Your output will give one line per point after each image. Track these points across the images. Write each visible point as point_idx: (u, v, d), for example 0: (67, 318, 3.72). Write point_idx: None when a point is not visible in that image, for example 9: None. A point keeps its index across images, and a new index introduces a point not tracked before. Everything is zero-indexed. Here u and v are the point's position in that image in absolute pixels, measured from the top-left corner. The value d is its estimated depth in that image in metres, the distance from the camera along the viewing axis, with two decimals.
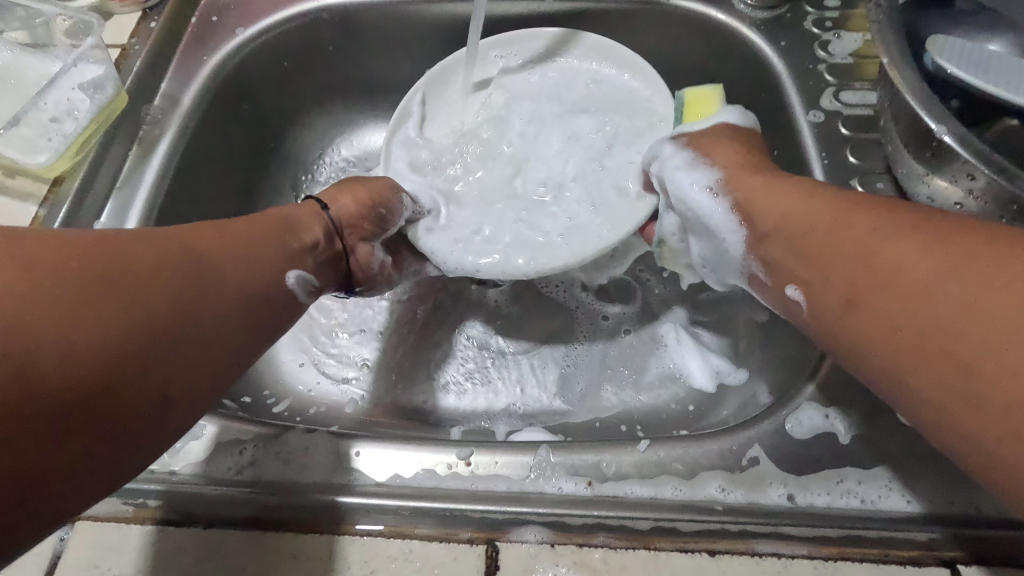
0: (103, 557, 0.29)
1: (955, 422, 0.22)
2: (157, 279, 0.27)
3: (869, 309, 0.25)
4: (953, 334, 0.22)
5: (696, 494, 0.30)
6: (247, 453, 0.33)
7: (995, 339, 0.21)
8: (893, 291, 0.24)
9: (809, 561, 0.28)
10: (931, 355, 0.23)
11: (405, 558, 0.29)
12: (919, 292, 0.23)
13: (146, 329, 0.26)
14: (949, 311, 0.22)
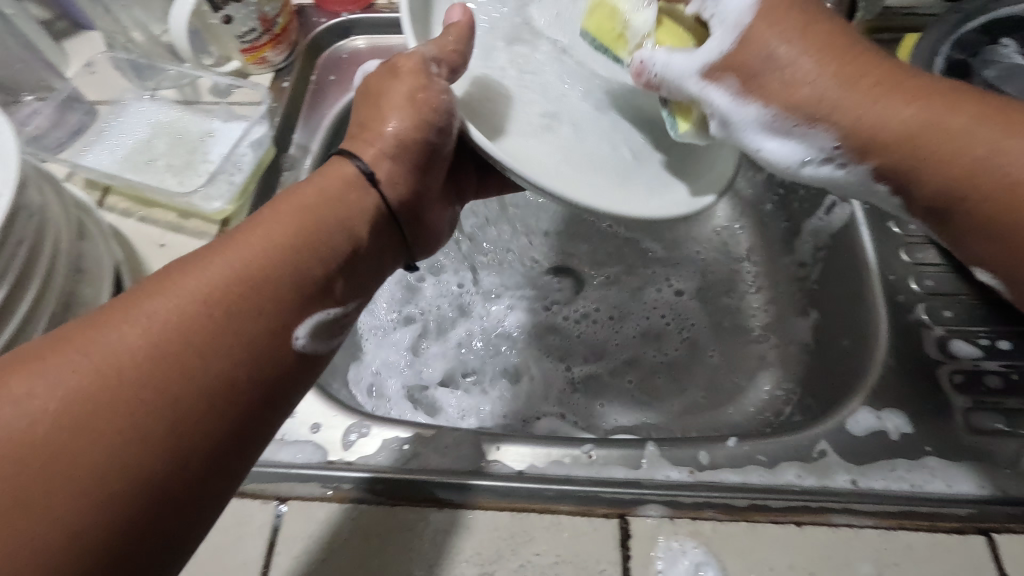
0: (312, 529, 0.36)
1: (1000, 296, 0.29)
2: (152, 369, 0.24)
3: (923, 139, 0.28)
4: (967, 174, 0.28)
5: (778, 478, 0.38)
6: (410, 448, 0.40)
7: (984, 184, 0.28)
8: (997, 200, 0.28)
9: (875, 529, 0.35)
10: (915, 155, 0.28)
11: (556, 528, 0.36)
12: (908, 126, 0.28)
13: (188, 375, 0.25)
14: (997, 175, 0.27)
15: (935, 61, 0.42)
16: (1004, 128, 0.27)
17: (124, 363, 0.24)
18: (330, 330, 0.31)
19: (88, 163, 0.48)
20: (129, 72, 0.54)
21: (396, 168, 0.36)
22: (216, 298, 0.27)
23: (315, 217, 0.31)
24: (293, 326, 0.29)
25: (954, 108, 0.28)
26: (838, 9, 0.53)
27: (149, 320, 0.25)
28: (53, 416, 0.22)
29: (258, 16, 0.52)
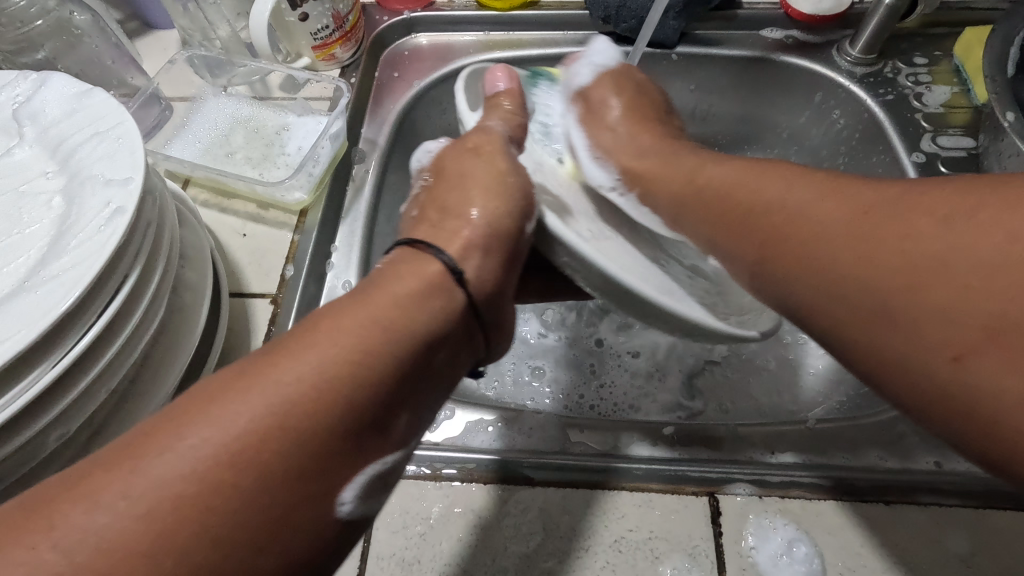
0: (408, 505, 0.37)
1: (875, 353, 0.26)
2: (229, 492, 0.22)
3: (882, 272, 0.25)
4: (923, 271, 0.24)
5: (860, 460, 0.39)
6: (495, 429, 0.42)
7: (933, 244, 0.24)
8: (894, 266, 0.25)
9: (964, 508, 0.36)
10: (881, 234, 0.26)
11: (648, 505, 0.37)
12: (847, 265, 0.27)
13: (285, 483, 0.23)
14: (951, 274, 0.24)
15: (1009, 53, 0.43)
16: (932, 219, 0.25)
17: (221, 453, 0.22)
18: (380, 482, 0.27)
19: (172, 154, 0.50)
20: (204, 70, 0.56)
21: (481, 261, 0.33)
22: (354, 390, 0.25)
23: (393, 337, 0.27)
24: (341, 487, 0.25)
25: (789, 187, 0.31)
26: (898, 3, 0.53)
27: (276, 406, 0.23)
28: (184, 475, 0.22)
29: (331, 13, 0.53)
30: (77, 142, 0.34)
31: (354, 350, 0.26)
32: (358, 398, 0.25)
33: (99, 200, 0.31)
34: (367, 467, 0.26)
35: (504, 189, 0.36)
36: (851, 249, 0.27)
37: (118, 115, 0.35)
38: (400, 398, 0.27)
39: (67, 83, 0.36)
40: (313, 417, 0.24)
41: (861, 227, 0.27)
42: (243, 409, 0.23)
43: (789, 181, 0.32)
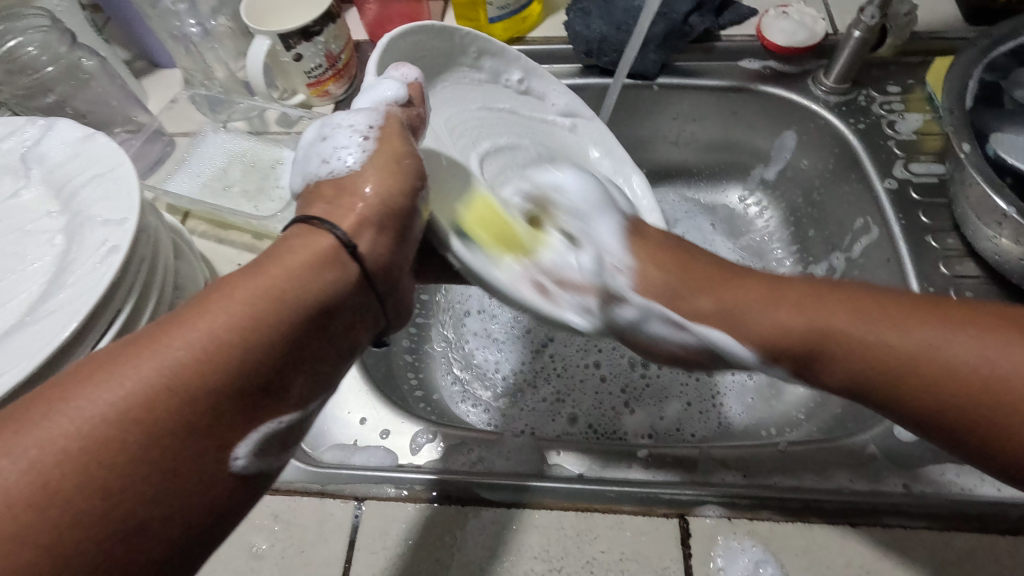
0: (387, 527, 0.39)
1: (841, 382, 0.33)
2: (147, 427, 0.24)
3: (891, 369, 0.31)
4: (940, 366, 0.29)
5: (829, 482, 0.39)
6: (475, 452, 0.43)
7: (911, 394, 0.30)
8: (863, 363, 0.32)
9: (929, 530, 0.37)
10: (882, 382, 0.31)
11: (619, 527, 0.38)
12: (909, 351, 0.30)
13: (173, 432, 0.24)
14: (972, 371, 0.28)
15: (967, 86, 0.44)
16: (885, 313, 0.32)
17: (114, 418, 0.23)
18: (279, 443, 0.29)
19: (171, 189, 0.53)
20: (205, 107, 0.58)
21: (375, 235, 0.34)
22: (231, 354, 0.26)
23: (297, 300, 0.29)
24: (236, 442, 0.26)
25: (868, 320, 0.32)
26: (868, 36, 0.55)
27: (136, 395, 0.24)
28: (74, 448, 0.22)
29: (324, 53, 0.56)
30: (78, 184, 0.36)
31: (246, 318, 0.27)
32: (244, 362, 0.26)
33: (96, 240, 0.33)
34: (263, 425, 0.27)
35: (400, 170, 0.35)
36: (865, 363, 0.32)
37: (116, 159, 0.37)
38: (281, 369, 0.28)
39: (71, 129, 0.39)
40: (225, 360, 0.26)
41: (916, 375, 0.30)
42: (101, 394, 0.24)
43: (858, 312, 0.32)
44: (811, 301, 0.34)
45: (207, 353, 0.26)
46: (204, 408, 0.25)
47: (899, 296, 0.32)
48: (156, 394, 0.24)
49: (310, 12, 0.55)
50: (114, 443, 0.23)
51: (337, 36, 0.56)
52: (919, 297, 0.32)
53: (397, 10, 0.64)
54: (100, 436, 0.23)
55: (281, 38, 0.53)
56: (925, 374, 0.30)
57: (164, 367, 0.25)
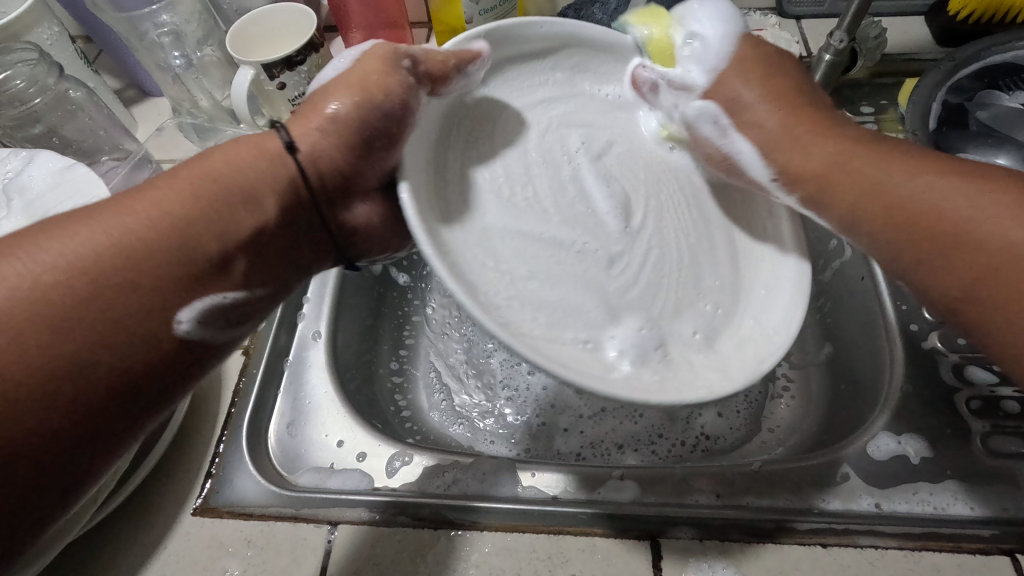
0: (360, 551, 0.39)
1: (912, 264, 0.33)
2: (127, 274, 0.28)
3: (943, 234, 0.31)
4: (936, 236, 0.31)
5: (801, 502, 0.40)
6: (450, 474, 0.43)
7: (968, 257, 0.30)
8: (914, 236, 0.32)
9: (899, 551, 0.37)
10: (930, 245, 0.32)
11: (590, 549, 0.38)
12: (962, 224, 0.31)
13: (146, 263, 0.28)
14: (1008, 254, 0.29)
15: (931, 108, 0.45)
16: (959, 186, 0.31)
17: (92, 258, 0.27)
18: (223, 315, 0.31)
19: None
20: (192, 134, 0.59)
21: (321, 137, 0.35)
22: (178, 211, 0.29)
23: (246, 173, 0.32)
24: (179, 306, 0.29)
25: (943, 177, 0.32)
26: (838, 59, 0.56)
27: (74, 260, 0.27)
28: (66, 267, 0.27)
29: (307, 81, 0.57)
30: (58, 213, 0.37)
31: (181, 203, 0.30)
32: (213, 239, 0.30)
33: None
34: (207, 296, 0.30)
35: (366, 84, 0.35)
36: (899, 228, 0.33)
37: (95, 187, 0.38)
38: (240, 242, 0.31)
39: (53, 159, 0.40)
40: (195, 227, 0.30)
41: (914, 230, 0.32)
42: (79, 240, 0.27)
43: (942, 172, 0.32)
44: (791, 110, 0.38)
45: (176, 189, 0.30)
46: (206, 246, 0.30)
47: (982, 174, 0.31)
48: (153, 242, 0.28)
49: (295, 43, 0.56)
50: (87, 270, 0.27)
51: (320, 64, 0.57)
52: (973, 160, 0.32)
53: (381, 38, 0.67)
54: (101, 267, 0.27)
55: (264, 67, 0.54)
56: (975, 276, 0.30)
57: (156, 210, 0.29)
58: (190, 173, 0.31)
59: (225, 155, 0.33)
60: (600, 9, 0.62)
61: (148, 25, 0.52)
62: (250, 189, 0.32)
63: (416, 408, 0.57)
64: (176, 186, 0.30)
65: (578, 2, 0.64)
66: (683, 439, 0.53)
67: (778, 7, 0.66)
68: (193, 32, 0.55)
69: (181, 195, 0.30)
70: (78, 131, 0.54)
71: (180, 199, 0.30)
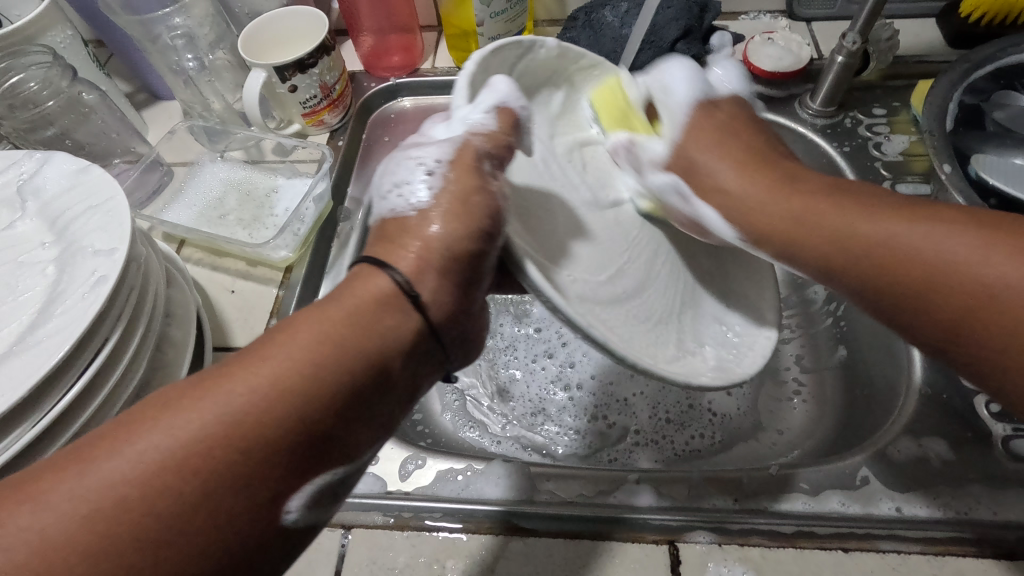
0: (374, 555, 0.38)
1: (916, 313, 0.29)
2: (187, 480, 0.22)
3: (937, 275, 0.28)
4: (936, 283, 0.28)
5: (822, 506, 0.39)
6: (464, 478, 0.43)
7: (984, 313, 0.26)
8: (932, 295, 0.28)
9: (923, 556, 0.36)
10: (921, 293, 0.29)
11: (608, 554, 0.37)
12: (881, 250, 0.30)
13: (222, 485, 0.22)
14: (979, 283, 0.26)
15: (948, 109, 0.45)
16: (940, 226, 0.29)
17: (167, 463, 0.22)
18: (329, 495, 0.26)
19: (168, 218, 0.54)
20: (203, 137, 0.59)
21: (438, 282, 0.30)
22: (257, 446, 0.23)
23: (345, 366, 0.26)
24: (287, 495, 0.24)
25: (874, 214, 0.31)
26: (851, 61, 0.55)
27: (163, 463, 0.22)
28: (132, 481, 0.22)
29: (319, 84, 0.57)
30: (72, 214, 0.37)
31: (323, 365, 0.25)
32: (313, 417, 0.25)
33: (86, 270, 0.34)
34: (318, 476, 0.25)
35: (469, 209, 0.32)
36: (871, 272, 0.30)
37: (110, 188, 0.38)
38: (356, 415, 0.26)
39: (67, 161, 0.40)
40: (283, 412, 0.24)
41: (926, 277, 0.28)
42: (164, 437, 0.23)
43: (865, 210, 0.31)
44: (746, 166, 0.37)
45: (251, 424, 0.23)
46: (233, 431, 0.23)
47: (954, 208, 0.29)
48: (219, 446, 0.23)
49: (307, 47, 0.56)
50: (136, 505, 0.21)
51: (331, 68, 0.57)
52: (918, 200, 0.31)
53: (391, 42, 0.67)
54: (122, 513, 0.21)
55: (276, 70, 0.54)
56: (973, 300, 0.27)
57: (197, 451, 0.22)
58: (303, 340, 0.26)
59: (299, 339, 0.26)
60: (611, 11, 0.62)
61: (161, 29, 0.52)
62: (383, 351, 0.27)
63: (428, 412, 0.56)
64: (290, 357, 0.25)
65: (588, 5, 0.64)
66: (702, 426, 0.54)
67: (788, 9, 0.66)
68: (206, 35, 0.55)
69: (205, 456, 0.22)
70: (89, 134, 0.54)
71: (262, 379, 0.24)
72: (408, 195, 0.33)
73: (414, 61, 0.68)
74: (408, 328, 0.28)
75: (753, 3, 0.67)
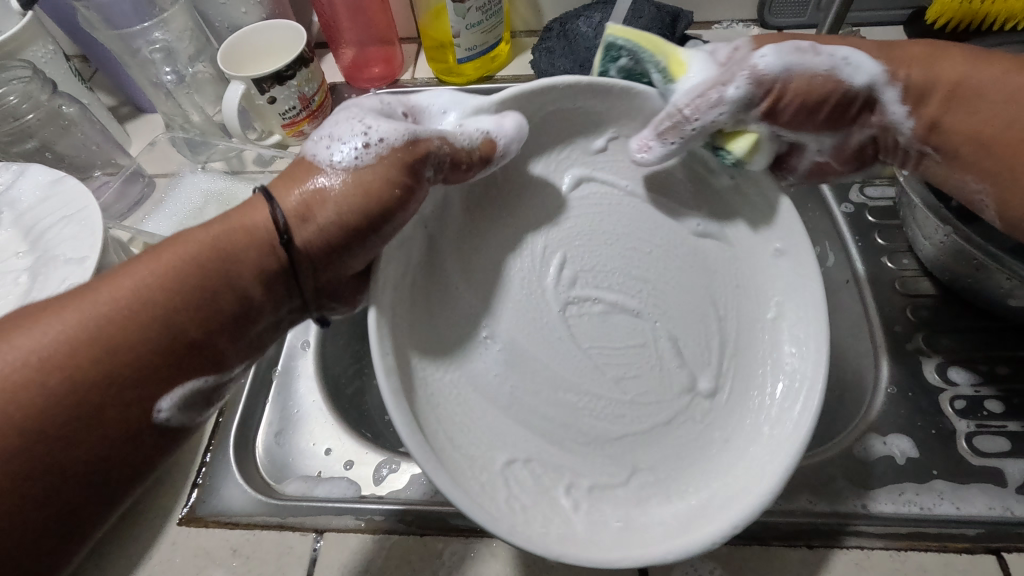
0: (347, 558, 0.39)
1: (965, 156, 0.35)
2: (63, 376, 0.25)
3: (1001, 119, 0.33)
4: (977, 110, 0.34)
5: (789, 503, 0.39)
6: None
7: (999, 140, 0.33)
8: (999, 116, 0.33)
9: (886, 551, 0.37)
10: (971, 147, 0.34)
11: None
12: (948, 82, 0.34)
13: (90, 383, 0.26)
14: (1014, 117, 0.33)
15: None
16: (1023, 68, 0.33)
17: (43, 360, 0.25)
18: (203, 399, 0.30)
19: (148, 229, 0.54)
20: (185, 149, 0.60)
21: (322, 223, 0.31)
22: (119, 342, 0.27)
23: (202, 263, 0.29)
24: (155, 396, 0.27)
25: (979, 64, 0.34)
26: None
27: (46, 351, 0.26)
28: (21, 370, 0.25)
29: (298, 96, 0.58)
30: (46, 224, 0.38)
31: (184, 265, 0.29)
32: (178, 318, 0.28)
33: (57, 278, 0.34)
34: (188, 382, 0.28)
35: (360, 184, 0.31)
36: (965, 136, 0.34)
37: (84, 197, 0.39)
38: (224, 323, 0.29)
39: (43, 173, 0.41)
40: (146, 320, 0.27)
41: (981, 130, 0.34)
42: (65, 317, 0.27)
43: (978, 58, 0.34)
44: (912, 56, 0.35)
45: (130, 317, 0.27)
46: (105, 329, 0.26)
47: (1004, 56, 0.34)
48: (92, 343, 0.26)
49: (286, 59, 0.57)
50: (22, 385, 0.25)
51: (309, 79, 0.58)
52: (978, 50, 0.35)
53: (372, 54, 0.68)
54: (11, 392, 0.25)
55: (254, 82, 0.55)
56: (1010, 159, 0.33)
57: (66, 348, 0.26)
58: (171, 249, 0.29)
59: (169, 255, 0.29)
60: (585, 21, 0.63)
61: (140, 42, 0.53)
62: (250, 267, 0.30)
63: None
64: (160, 259, 0.29)
65: (563, 15, 0.65)
66: None
67: (759, 18, 0.68)
68: (186, 49, 0.56)
69: (82, 347, 0.26)
70: (71, 147, 0.55)
71: (131, 285, 0.28)
72: (331, 153, 0.32)
73: (395, 71, 0.69)
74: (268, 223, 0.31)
75: (725, 13, 0.68)
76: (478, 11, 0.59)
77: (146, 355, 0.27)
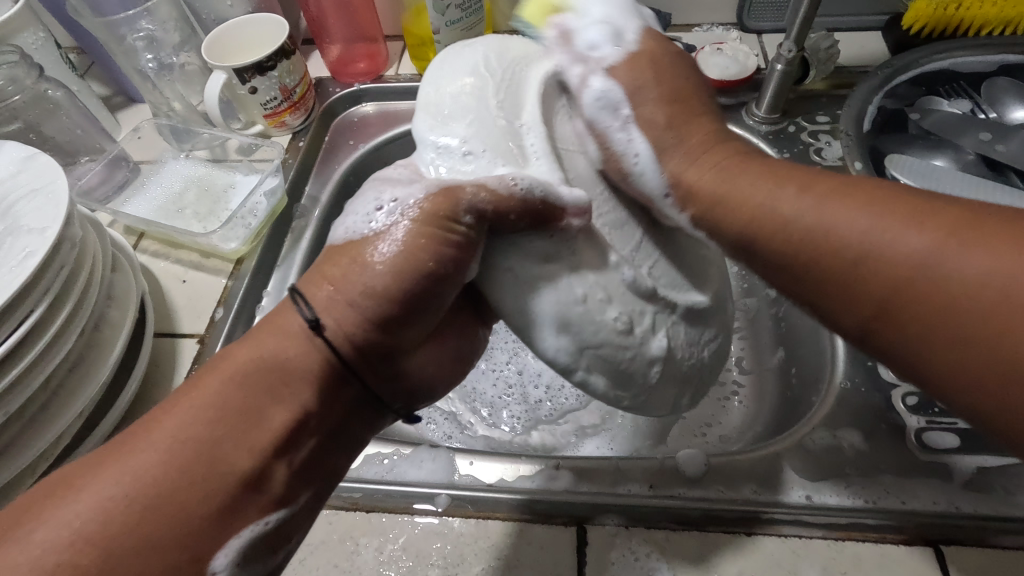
0: None
1: (943, 388, 0.25)
2: (142, 542, 0.26)
3: (965, 317, 0.23)
4: (915, 294, 0.25)
5: (734, 493, 0.39)
6: (390, 461, 0.44)
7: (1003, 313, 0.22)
8: (919, 296, 0.25)
9: (823, 540, 0.37)
10: (945, 335, 0.24)
11: (517, 535, 0.38)
12: (816, 236, 0.28)
13: (144, 546, 0.26)
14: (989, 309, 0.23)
15: (867, 112, 0.47)
16: (908, 223, 0.26)
17: (107, 521, 0.26)
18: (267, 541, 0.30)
19: (127, 211, 0.56)
20: (170, 136, 0.62)
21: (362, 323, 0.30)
22: (165, 510, 0.27)
23: (243, 418, 0.30)
24: (219, 545, 0.28)
25: (914, 226, 0.26)
26: (790, 68, 0.57)
27: (105, 516, 0.26)
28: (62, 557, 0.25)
29: (279, 87, 0.60)
30: (15, 197, 0.39)
31: (218, 406, 0.29)
32: (234, 472, 0.29)
33: (19, 246, 0.36)
34: (247, 526, 0.29)
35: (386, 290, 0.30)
36: (915, 328, 0.25)
37: (55, 171, 0.40)
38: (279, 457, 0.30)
39: (16, 149, 0.42)
40: (202, 475, 0.28)
41: (905, 293, 0.25)
42: (112, 477, 0.27)
43: (901, 215, 0.26)
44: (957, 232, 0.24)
45: (188, 474, 0.28)
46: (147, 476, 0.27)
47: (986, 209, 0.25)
48: (143, 523, 0.27)
49: (268, 51, 0.59)
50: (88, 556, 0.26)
51: (291, 71, 0.60)
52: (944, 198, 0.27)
53: (358, 52, 0.70)
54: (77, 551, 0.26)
55: (236, 72, 0.57)
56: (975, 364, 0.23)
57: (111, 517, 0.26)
58: (223, 380, 0.30)
59: (209, 392, 0.30)
60: None
61: (125, 30, 0.55)
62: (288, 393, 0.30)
63: None
64: (206, 388, 0.30)
65: None
66: (703, 426, 0.54)
67: (738, 21, 0.68)
68: (171, 38, 0.58)
69: (138, 513, 0.27)
70: (57, 130, 0.57)
71: (189, 445, 0.28)
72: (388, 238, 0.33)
73: (380, 67, 0.70)
74: (331, 363, 0.31)
75: (705, 16, 0.69)
76: (456, 9, 0.61)
77: (197, 515, 0.28)
